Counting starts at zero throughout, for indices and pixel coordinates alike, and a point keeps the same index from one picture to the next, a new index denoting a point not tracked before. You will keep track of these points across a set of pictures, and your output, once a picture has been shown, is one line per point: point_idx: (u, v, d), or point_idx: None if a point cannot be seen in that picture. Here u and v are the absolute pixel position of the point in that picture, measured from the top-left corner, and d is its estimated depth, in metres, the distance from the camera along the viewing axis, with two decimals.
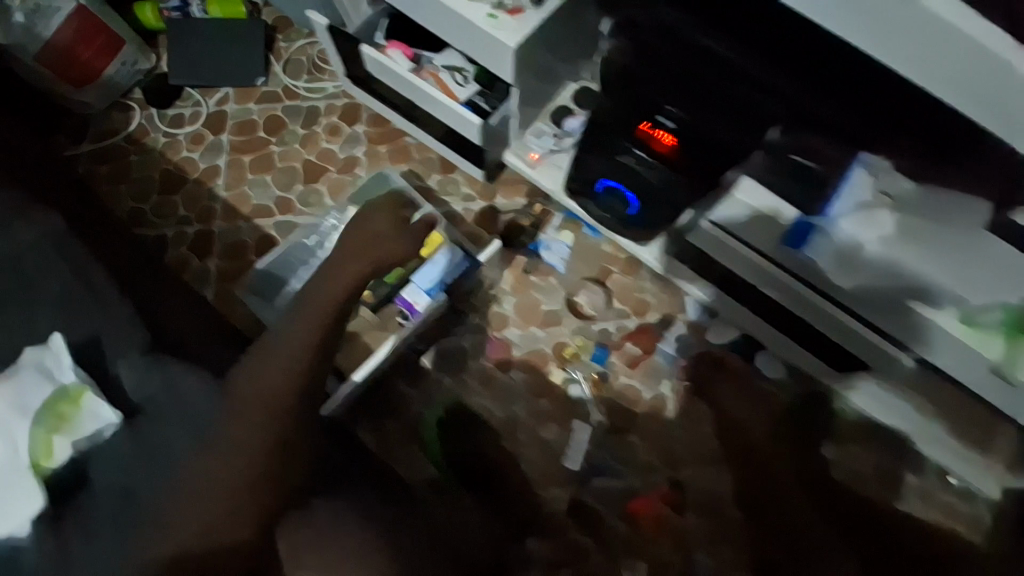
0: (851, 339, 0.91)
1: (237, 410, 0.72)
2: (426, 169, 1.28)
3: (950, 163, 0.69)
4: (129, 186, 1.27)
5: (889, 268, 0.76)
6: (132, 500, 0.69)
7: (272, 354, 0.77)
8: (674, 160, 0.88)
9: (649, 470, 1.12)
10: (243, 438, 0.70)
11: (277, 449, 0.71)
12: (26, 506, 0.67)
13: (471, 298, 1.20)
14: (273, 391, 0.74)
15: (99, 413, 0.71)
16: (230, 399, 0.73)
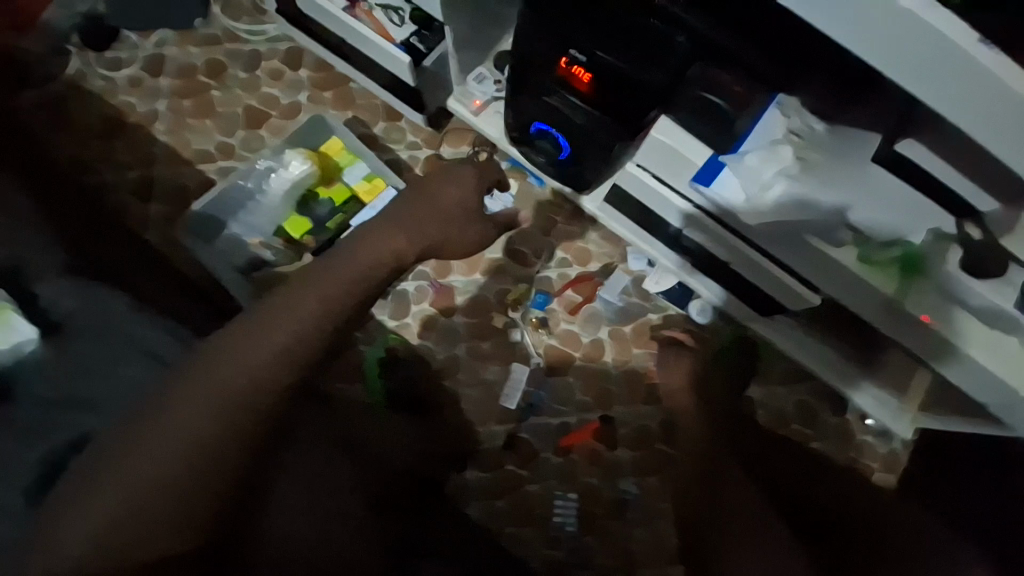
0: (765, 277, 0.97)
1: (199, 389, 0.56)
2: (370, 115, 1.29)
3: (859, 101, 0.72)
4: (68, 131, 1.25)
5: (792, 203, 0.80)
6: None
7: (258, 324, 0.62)
8: (597, 99, 0.88)
9: (584, 408, 1.17)
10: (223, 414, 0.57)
11: (254, 446, 0.56)
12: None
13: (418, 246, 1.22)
14: (257, 368, 0.58)
15: (23, 326, 0.69)
16: (195, 365, 0.58)
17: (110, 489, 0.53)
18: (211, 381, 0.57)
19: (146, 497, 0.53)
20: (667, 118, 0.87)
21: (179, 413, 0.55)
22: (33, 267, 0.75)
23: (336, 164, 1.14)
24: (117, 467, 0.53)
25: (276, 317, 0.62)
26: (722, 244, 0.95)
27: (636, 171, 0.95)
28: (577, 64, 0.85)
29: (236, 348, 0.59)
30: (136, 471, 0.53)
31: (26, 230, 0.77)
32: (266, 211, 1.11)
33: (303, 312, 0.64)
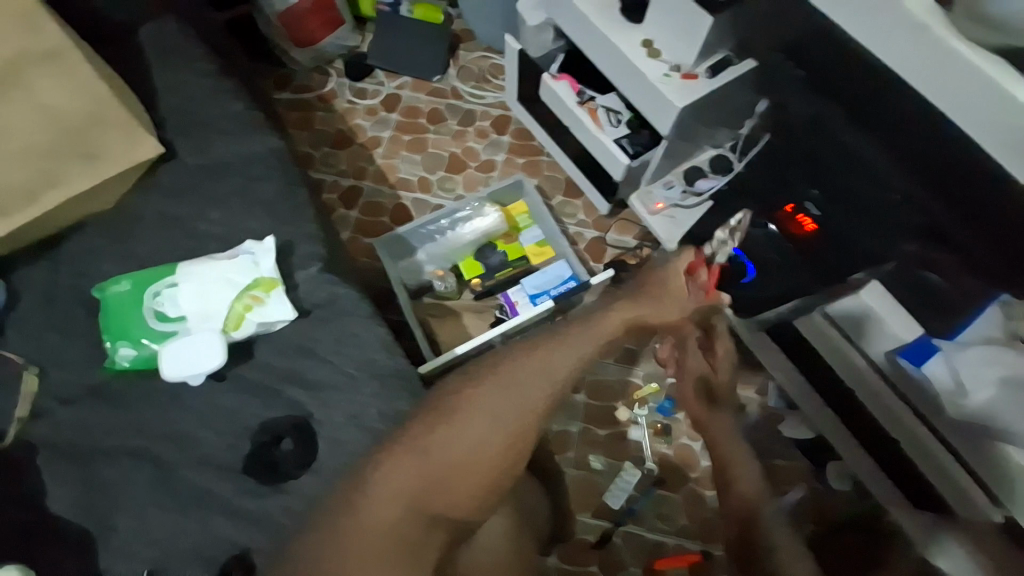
0: (943, 479, 0.83)
1: (470, 442, 0.62)
2: (552, 187, 1.41)
3: None
4: (309, 134, 1.49)
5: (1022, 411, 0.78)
6: (254, 389, 0.72)
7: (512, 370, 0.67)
8: (815, 247, 0.91)
9: (684, 534, 1.11)
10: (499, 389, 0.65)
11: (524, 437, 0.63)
12: (206, 361, 0.70)
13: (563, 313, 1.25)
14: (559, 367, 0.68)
15: (283, 306, 0.74)
16: (498, 413, 0.63)
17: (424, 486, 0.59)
18: (474, 422, 0.63)
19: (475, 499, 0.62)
20: (876, 282, 0.87)
21: (466, 453, 0.61)
22: (297, 254, 0.81)
23: (517, 222, 1.27)
24: (463, 413, 0.63)
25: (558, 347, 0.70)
26: (890, 419, 0.89)
27: (821, 322, 0.94)
28: (803, 212, 0.91)
29: (492, 397, 0.64)
30: (427, 481, 0.60)
31: (302, 215, 0.85)
32: (452, 247, 1.24)
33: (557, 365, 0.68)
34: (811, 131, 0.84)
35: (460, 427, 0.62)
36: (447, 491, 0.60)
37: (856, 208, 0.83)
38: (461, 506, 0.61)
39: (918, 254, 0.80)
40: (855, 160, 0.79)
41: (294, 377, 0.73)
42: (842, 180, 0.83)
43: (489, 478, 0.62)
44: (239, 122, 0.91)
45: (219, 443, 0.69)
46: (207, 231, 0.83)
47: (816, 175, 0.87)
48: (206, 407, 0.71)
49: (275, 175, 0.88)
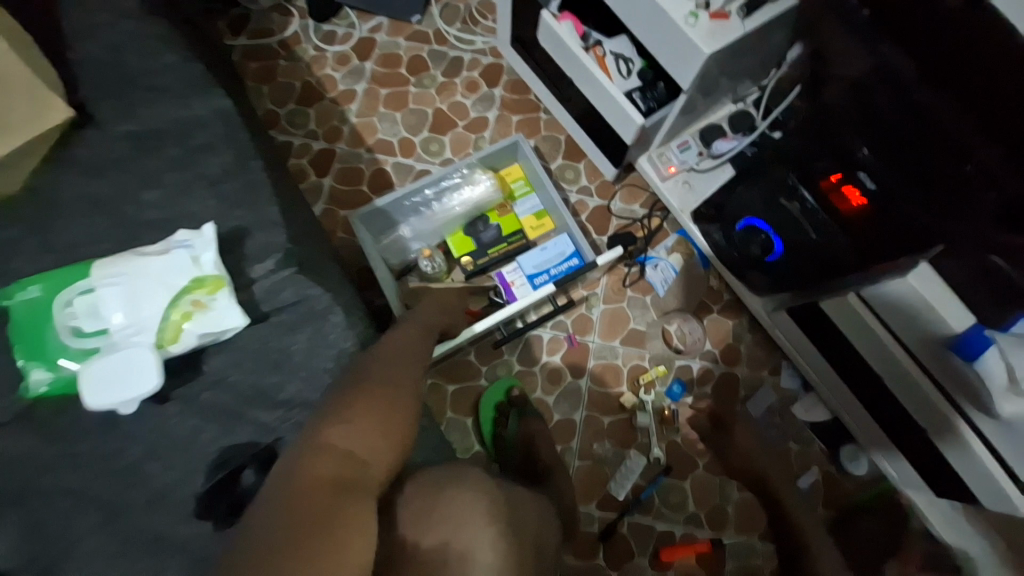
0: (969, 463, 0.82)
1: (377, 387, 0.61)
2: (551, 149, 1.26)
3: None
4: (271, 88, 1.29)
5: None
6: (212, 412, 0.61)
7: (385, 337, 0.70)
8: (859, 225, 0.80)
9: (693, 521, 1.07)
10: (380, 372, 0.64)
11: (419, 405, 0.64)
12: (141, 384, 0.59)
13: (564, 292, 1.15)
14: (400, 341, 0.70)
15: (230, 312, 0.62)
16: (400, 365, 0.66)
17: (347, 445, 0.55)
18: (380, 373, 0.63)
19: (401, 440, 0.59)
20: (926, 262, 0.76)
21: (384, 403, 0.60)
22: (255, 244, 0.67)
23: (512, 190, 1.13)
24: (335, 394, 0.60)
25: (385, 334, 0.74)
26: (922, 403, 0.84)
27: (856, 305, 0.84)
28: (852, 183, 0.78)
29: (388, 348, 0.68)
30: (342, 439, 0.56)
31: (257, 194, 0.70)
32: (440, 220, 1.09)
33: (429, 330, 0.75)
34: (877, 83, 0.67)
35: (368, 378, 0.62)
36: (368, 435, 0.57)
37: (919, 178, 0.69)
38: (383, 453, 0.57)
39: (973, 240, 0.67)
40: (925, 120, 0.63)
41: (260, 395, 0.62)
42: (904, 143, 0.68)
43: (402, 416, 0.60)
44: (174, 78, 0.75)
45: (179, 475, 0.59)
46: (142, 217, 0.68)
47: (874, 135, 0.72)
48: (157, 435, 0.61)
49: (221, 144, 0.73)
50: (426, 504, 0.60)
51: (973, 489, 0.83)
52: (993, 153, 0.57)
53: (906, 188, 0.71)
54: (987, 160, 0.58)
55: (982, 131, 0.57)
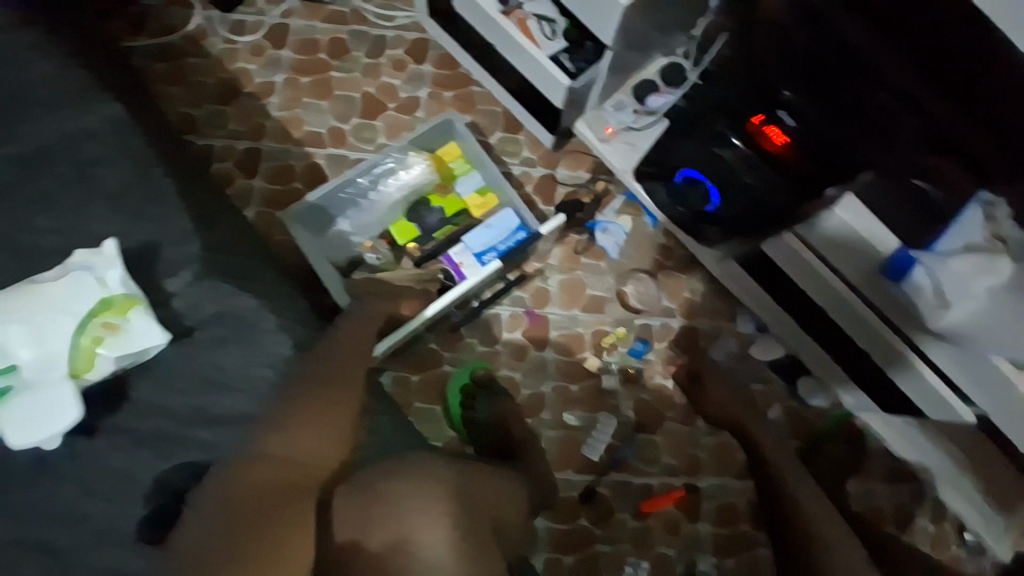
0: (905, 374, 0.90)
1: (312, 390, 0.59)
2: (490, 122, 1.21)
3: None
4: (182, 89, 1.20)
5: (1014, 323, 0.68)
6: (145, 436, 0.58)
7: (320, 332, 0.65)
8: (791, 165, 0.77)
9: (669, 472, 1.09)
10: (313, 373, 0.60)
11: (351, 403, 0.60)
12: (61, 416, 0.56)
13: (515, 267, 1.15)
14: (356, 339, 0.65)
15: (147, 330, 0.59)
16: (335, 361, 0.62)
17: (282, 452, 0.56)
18: (313, 375, 0.60)
19: (343, 441, 0.59)
20: (853, 195, 0.79)
21: (320, 403, 0.59)
22: (167, 256, 0.63)
23: (450, 170, 1.09)
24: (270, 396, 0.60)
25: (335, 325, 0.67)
26: (864, 330, 0.88)
27: (795, 245, 0.87)
28: (773, 122, 0.76)
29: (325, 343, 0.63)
30: (275, 445, 0.56)
31: (163, 204, 0.65)
32: (378, 210, 1.06)
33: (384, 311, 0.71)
34: (801, 21, 0.68)
35: (302, 379, 0.60)
36: (304, 436, 0.57)
37: (844, 114, 0.70)
38: (319, 451, 0.57)
39: (903, 162, 0.70)
40: (852, 57, 0.66)
41: (194, 414, 0.59)
42: (827, 81, 0.69)
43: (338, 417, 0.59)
44: (54, 88, 0.68)
45: (118, 508, 0.56)
46: (40, 245, 0.64)
47: (796, 76, 0.71)
48: (90, 471, 0.57)
49: (117, 155, 0.67)
50: (366, 503, 0.57)
51: (912, 397, 0.93)
52: (918, 83, 0.62)
53: (829, 123, 0.72)
54: (905, 87, 0.63)
55: (903, 62, 0.62)
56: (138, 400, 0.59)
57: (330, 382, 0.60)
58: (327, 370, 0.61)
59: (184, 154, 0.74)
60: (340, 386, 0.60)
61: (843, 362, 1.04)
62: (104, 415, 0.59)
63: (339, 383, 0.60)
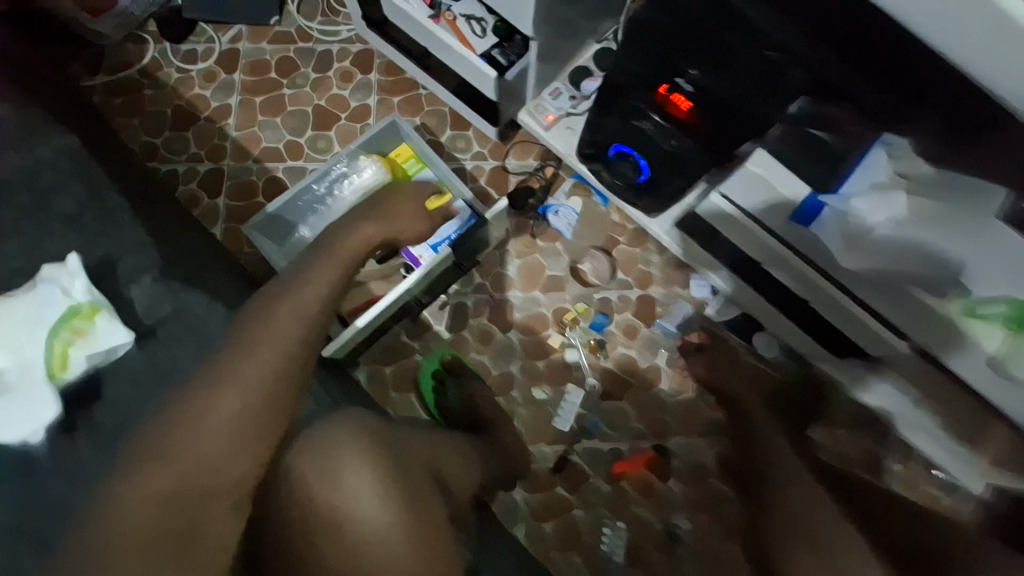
0: (838, 311, 0.95)
1: (238, 390, 0.60)
2: (437, 122, 1.27)
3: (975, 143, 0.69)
4: (142, 121, 1.26)
5: (915, 254, 0.76)
6: (113, 431, 0.63)
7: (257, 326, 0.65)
8: (699, 127, 0.85)
9: (637, 436, 1.15)
10: (239, 372, 0.61)
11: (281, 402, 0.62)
12: (39, 415, 0.62)
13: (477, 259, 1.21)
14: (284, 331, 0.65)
15: (112, 333, 0.64)
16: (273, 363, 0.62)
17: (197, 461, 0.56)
18: (240, 381, 0.60)
19: (267, 442, 0.60)
20: (761, 148, 0.84)
21: (244, 406, 0.59)
22: (123, 267, 0.69)
23: (405, 169, 1.15)
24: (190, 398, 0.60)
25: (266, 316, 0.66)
26: (795, 274, 0.93)
27: (721, 203, 0.92)
28: (678, 90, 0.82)
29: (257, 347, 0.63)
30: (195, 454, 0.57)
31: (117, 221, 0.71)
32: (331, 215, 1.08)
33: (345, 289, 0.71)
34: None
35: (230, 385, 0.60)
36: (228, 438, 0.58)
37: (745, 78, 0.76)
38: (242, 451, 0.59)
39: (810, 110, 0.79)
40: (741, 23, 0.72)
41: (158, 407, 0.64)
42: (727, 50, 0.75)
43: (263, 418, 0.60)
44: (8, 126, 0.74)
45: (91, 498, 0.60)
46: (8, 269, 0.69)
47: (697, 53, 0.76)
48: (69, 466, 0.62)
49: (71, 180, 0.73)
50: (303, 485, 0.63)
51: (850, 334, 0.98)
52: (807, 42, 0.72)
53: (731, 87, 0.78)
54: (787, 42, 0.72)
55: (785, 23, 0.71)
56: (105, 400, 0.64)
57: (257, 380, 0.61)
58: (257, 368, 0.61)
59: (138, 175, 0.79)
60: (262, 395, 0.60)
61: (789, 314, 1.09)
62: (76, 416, 0.64)
63: (267, 381, 0.61)
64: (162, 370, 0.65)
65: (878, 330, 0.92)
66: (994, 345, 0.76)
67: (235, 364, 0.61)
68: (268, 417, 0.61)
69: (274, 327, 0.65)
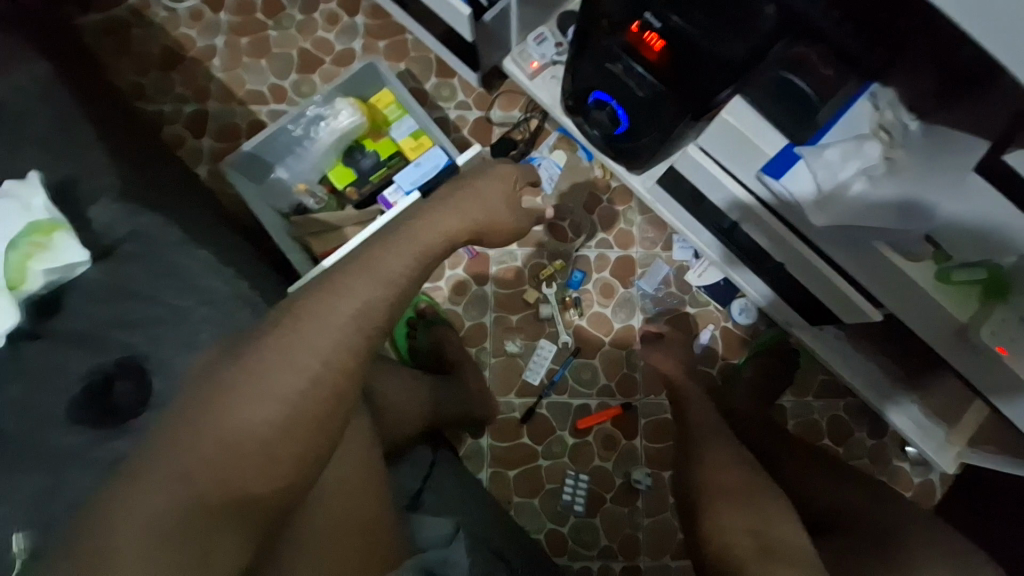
0: (809, 273, 0.92)
1: (278, 389, 0.52)
2: (423, 69, 1.25)
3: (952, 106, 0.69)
4: (130, 60, 1.25)
5: (888, 212, 0.72)
6: (77, 339, 0.66)
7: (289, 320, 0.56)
8: (666, 71, 0.80)
9: (606, 393, 1.15)
10: (282, 363, 0.53)
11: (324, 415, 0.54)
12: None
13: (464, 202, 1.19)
14: (336, 338, 0.55)
15: (70, 249, 0.66)
16: (306, 368, 0.53)
17: (226, 479, 0.49)
18: (281, 374, 0.53)
19: (303, 455, 0.53)
20: (739, 98, 0.78)
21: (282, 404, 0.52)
22: (86, 187, 0.71)
23: (384, 116, 1.14)
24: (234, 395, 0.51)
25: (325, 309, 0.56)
26: (769, 233, 0.91)
27: (698, 156, 0.90)
28: (651, 31, 0.77)
29: (295, 349, 0.54)
30: (222, 471, 0.49)
31: (84, 145, 0.73)
32: (312, 158, 1.11)
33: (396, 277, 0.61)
34: None
35: (258, 390, 0.52)
36: (258, 442, 0.51)
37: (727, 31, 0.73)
38: (274, 462, 0.51)
39: (786, 57, 0.74)
40: None
41: (113, 321, 0.67)
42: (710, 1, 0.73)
43: (302, 427, 0.53)
44: None
45: (52, 399, 0.64)
46: None
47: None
48: (32, 371, 0.65)
49: (39, 103, 0.74)
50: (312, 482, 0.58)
51: (819, 297, 0.96)
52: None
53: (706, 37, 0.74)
54: None
55: None
56: (66, 312, 0.67)
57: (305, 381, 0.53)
58: (300, 364, 0.53)
59: (108, 105, 0.80)
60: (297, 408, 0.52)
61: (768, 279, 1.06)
62: (39, 326, 0.67)
63: (314, 388, 0.53)
64: (121, 287, 0.67)
65: (850, 294, 0.89)
66: (965, 313, 0.73)
67: (286, 358, 0.54)
68: (311, 432, 0.53)
69: (323, 320, 0.56)
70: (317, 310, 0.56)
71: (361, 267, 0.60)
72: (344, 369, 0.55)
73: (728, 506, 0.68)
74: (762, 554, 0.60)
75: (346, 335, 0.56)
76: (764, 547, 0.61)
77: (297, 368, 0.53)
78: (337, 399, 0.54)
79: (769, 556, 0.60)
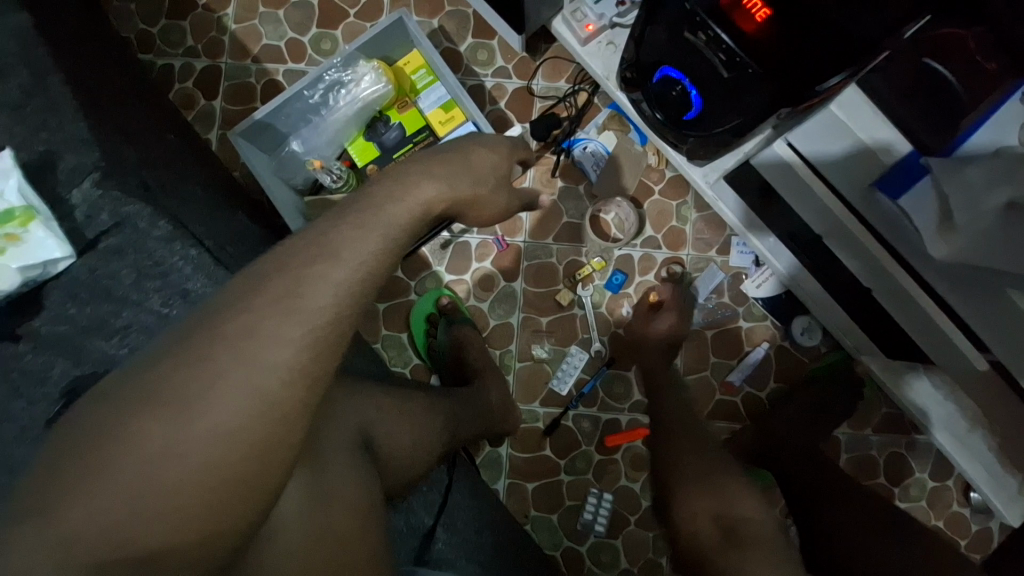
0: (906, 311, 0.75)
1: (216, 402, 0.41)
2: (458, 27, 1.09)
3: None
4: (137, 3, 1.13)
5: (1012, 241, 0.56)
6: (62, 344, 0.61)
7: (231, 313, 0.43)
8: (770, 51, 0.62)
9: (638, 409, 1.05)
10: (225, 375, 0.41)
11: (276, 437, 0.43)
12: None
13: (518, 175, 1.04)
14: (297, 345, 0.43)
15: (47, 242, 0.61)
16: (255, 396, 0.42)
17: (152, 518, 0.40)
18: (223, 387, 0.41)
19: (248, 487, 0.42)
20: (854, 89, 0.67)
21: (222, 420, 0.41)
22: (69, 169, 0.63)
23: (412, 82, 1.00)
24: (163, 412, 0.40)
25: (289, 308, 0.44)
26: (860, 255, 0.75)
27: (787, 154, 0.74)
28: None
29: (239, 367, 0.42)
30: (141, 512, 0.39)
31: (62, 115, 0.64)
32: (330, 127, 0.99)
33: (374, 260, 0.49)
34: None
35: (195, 407, 0.40)
36: (190, 469, 0.40)
37: None
38: (210, 495, 0.41)
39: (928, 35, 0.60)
40: None
41: (100, 325, 0.61)
42: None
43: (243, 451, 0.42)
44: None
45: (33, 407, 0.60)
46: None
47: None
48: (12, 375, 0.60)
49: (13, 62, 0.63)
50: None
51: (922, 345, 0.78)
52: None
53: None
54: None
55: None
56: (53, 313, 0.62)
57: (253, 396, 0.42)
58: (245, 376, 0.42)
59: (85, 67, 0.71)
60: (243, 436, 0.42)
61: (844, 303, 0.90)
62: (22, 324, 0.62)
63: (263, 403, 0.42)
64: (110, 289, 0.62)
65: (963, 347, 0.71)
66: None
67: (230, 364, 0.42)
68: (255, 455, 0.42)
69: (285, 327, 0.43)
70: (279, 319, 0.43)
71: (341, 270, 0.46)
72: (318, 381, 0.45)
73: (687, 489, 0.70)
74: (727, 539, 0.63)
75: (326, 354, 0.45)
76: (727, 530, 0.64)
77: (246, 383, 0.42)
78: (300, 419, 0.44)
79: (732, 540, 0.63)
